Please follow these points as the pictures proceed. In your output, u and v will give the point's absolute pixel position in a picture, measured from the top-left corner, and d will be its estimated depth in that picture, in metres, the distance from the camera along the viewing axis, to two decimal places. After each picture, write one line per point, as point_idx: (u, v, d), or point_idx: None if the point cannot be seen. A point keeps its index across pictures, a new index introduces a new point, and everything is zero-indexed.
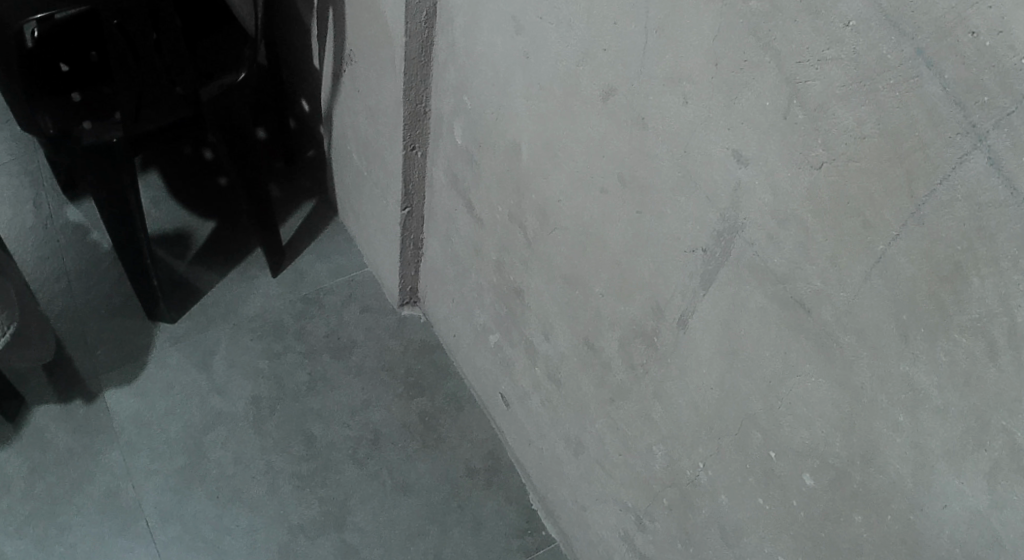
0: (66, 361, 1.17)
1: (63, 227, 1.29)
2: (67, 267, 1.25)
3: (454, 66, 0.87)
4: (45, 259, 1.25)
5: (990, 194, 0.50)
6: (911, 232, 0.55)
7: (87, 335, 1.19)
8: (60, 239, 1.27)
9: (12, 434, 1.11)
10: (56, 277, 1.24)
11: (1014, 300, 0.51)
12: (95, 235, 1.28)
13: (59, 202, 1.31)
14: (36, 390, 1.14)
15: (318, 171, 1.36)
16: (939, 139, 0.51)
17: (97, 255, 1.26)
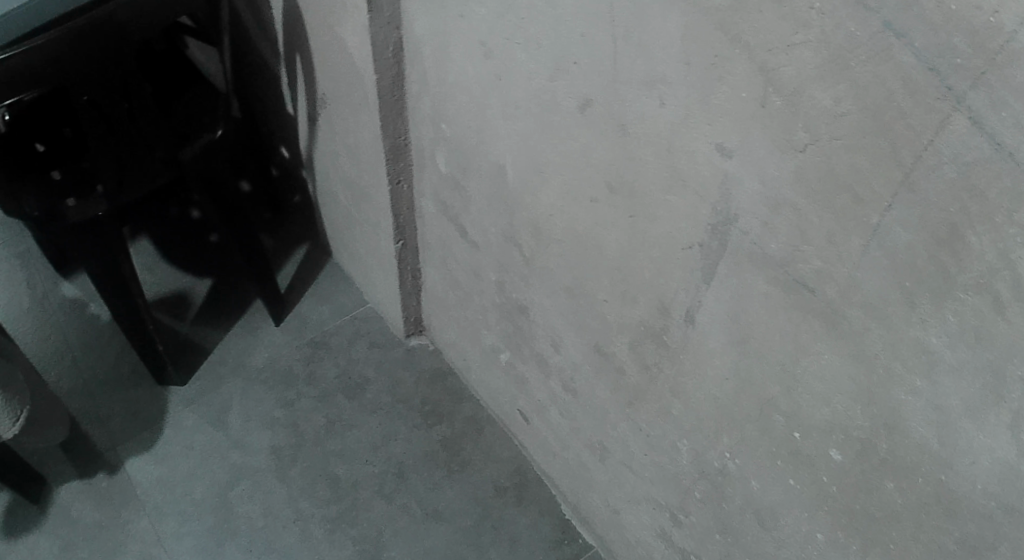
0: (83, 436, 1.17)
1: (61, 303, 1.29)
2: (71, 342, 1.24)
3: (428, 95, 0.87)
4: (47, 338, 1.25)
5: (976, 153, 0.51)
6: (903, 200, 0.56)
7: (100, 408, 1.19)
8: (60, 316, 1.27)
9: (39, 516, 1.11)
10: (61, 354, 1.23)
11: (1013, 253, 0.51)
12: (95, 307, 1.28)
13: (54, 279, 1.31)
14: (57, 469, 1.14)
15: (306, 213, 1.36)
16: (919, 107, 0.52)
17: (99, 327, 1.26)
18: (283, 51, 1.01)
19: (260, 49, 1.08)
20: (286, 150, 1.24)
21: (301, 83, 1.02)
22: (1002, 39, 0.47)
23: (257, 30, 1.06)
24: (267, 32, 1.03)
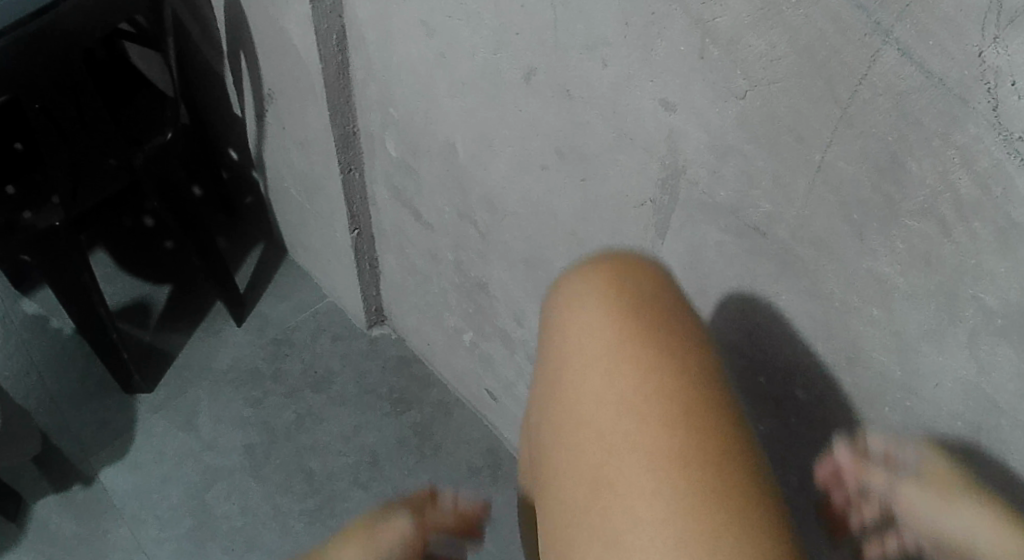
0: (54, 450, 1.14)
1: (23, 319, 1.24)
2: (35, 358, 1.20)
3: (374, 82, 0.87)
4: (11, 356, 1.20)
5: (909, 83, 0.53)
6: (842, 135, 0.58)
7: (69, 421, 1.16)
8: (22, 333, 1.23)
9: (16, 533, 1.08)
10: (26, 370, 1.19)
11: (953, 174, 0.54)
12: (57, 321, 1.24)
13: (13, 297, 1.27)
14: (31, 484, 1.11)
15: (261, 215, 1.35)
16: (849, 43, 0.54)
17: (62, 340, 1.22)
18: (226, 51, 1.01)
19: (203, 52, 1.07)
20: (236, 153, 1.24)
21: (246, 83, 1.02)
22: None
23: (199, 33, 1.06)
24: (209, 32, 1.02)
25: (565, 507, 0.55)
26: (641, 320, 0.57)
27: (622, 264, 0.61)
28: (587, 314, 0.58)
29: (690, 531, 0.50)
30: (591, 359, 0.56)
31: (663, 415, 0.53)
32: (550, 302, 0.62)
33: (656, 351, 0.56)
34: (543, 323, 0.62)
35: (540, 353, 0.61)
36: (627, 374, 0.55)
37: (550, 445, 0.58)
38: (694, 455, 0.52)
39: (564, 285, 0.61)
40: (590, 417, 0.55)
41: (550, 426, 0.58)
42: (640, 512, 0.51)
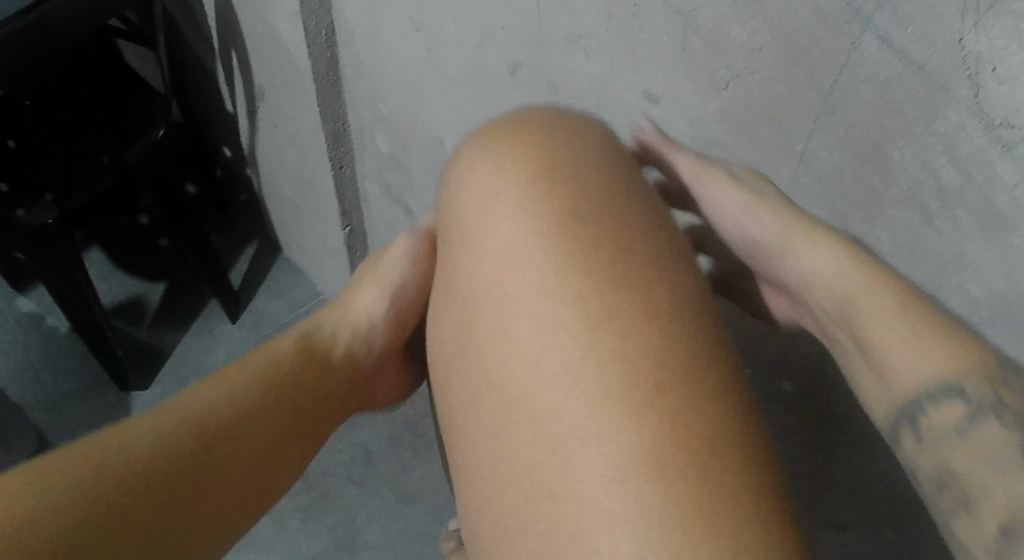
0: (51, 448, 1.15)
1: (19, 318, 1.25)
2: (32, 356, 1.21)
3: (363, 78, 0.87)
4: (8, 354, 1.21)
5: (889, 70, 0.53)
6: (825, 124, 0.58)
7: (66, 420, 1.17)
8: (18, 331, 1.23)
9: None
10: (22, 369, 1.20)
11: (935, 162, 0.54)
12: (53, 319, 1.25)
13: (8, 295, 1.27)
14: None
15: (255, 213, 1.36)
16: (829, 32, 0.54)
17: (57, 339, 1.23)
18: (217, 48, 1.02)
19: (195, 49, 1.08)
20: (229, 150, 1.24)
21: (237, 81, 1.02)
22: None
23: (192, 31, 1.06)
24: (200, 29, 1.03)
25: (491, 437, 0.49)
26: (581, 215, 0.50)
27: (551, 145, 0.54)
28: (516, 213, 0.51)
29: (650, 466, 0.45)
30: (524, 267, 0.50)
31: (612, 331, 0.47)
32: (469, 196, 0.54)
33: (599, 249, 0.50)
34: (461, 220, 0.54)
35: (461, 255, 0.54)
36: (568, 284, 0.49)
37: (471, 365, 0.51)
38: (647, 376, 0.47)
39: (485, 175, 0.54)
40: (526, 337, 0.48)
41: (472, 340, 0.51)
42: (590, 447, 0.45)
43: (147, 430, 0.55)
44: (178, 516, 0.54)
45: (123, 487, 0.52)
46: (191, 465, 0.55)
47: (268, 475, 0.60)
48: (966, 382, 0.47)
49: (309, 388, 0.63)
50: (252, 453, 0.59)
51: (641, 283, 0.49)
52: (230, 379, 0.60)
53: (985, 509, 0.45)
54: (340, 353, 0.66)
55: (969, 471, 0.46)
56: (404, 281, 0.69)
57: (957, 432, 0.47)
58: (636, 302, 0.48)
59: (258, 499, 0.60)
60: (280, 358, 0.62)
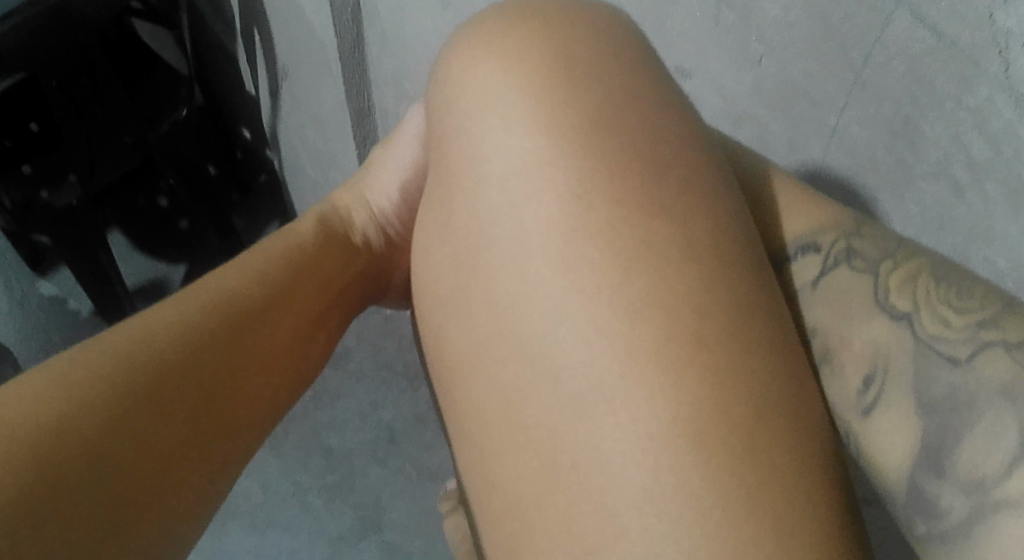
0: None
1: (40, 302, 1.22)
2: (53, 338, 1.19)
3: (389, 57, 0.83)
4: (30, 338, 1.19)
5: (921, 45, 0.55)
6: (857, 98, 0.59)
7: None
8: (39, 316, 1.21)
9: None
10: (45, 353, 1.17)
11: (965, 136, 0.55)
12: (75, 301, 1.22)
13: (30, 277, 1.24)
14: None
15: (279, 193, 1.21)
16: (862, 7, 0.56)
17: (79, 323, 1.21)
18: (237, 29, 0.99)
19: (216, 31, 1.06)
20: (247, 133, 1.19)
21: (260, 60, 0.99)
22: None
23: (211, 11, 1.05)
24: (222, 11, 1.01)
25: (500, 387, 0.45)
26: (607, 134, 0.45)
27: (567, 47, 0.47)
28: (533, 134, 0.45)
29: (680, 422, 0.41)
30: (544, 196, 0.44)
31: (640, 272, 0.43)
32: (470, 109, 0.48)
33: (626, 175, 0.44)
34: (462, 138, 0.48)
35: (461, 179, 0.48)
36: (593, 218, 0.44)
37: (477, 306, 0.46)
38: (681, 322, 0.42)
39: (488, 87, 0.47)
40: (545, 277, 0.44)
41: (478, 279, 0.46)
42: (619, 402, 0.42)
43: (144, 333, 0.48)
44: (192, 419, 0.47)
45: (125, 395, 0.46)
46: (195, 366, 0.48)
47: (277, 371, 0.52)
48: (820, 237, 0.48)
49: (317, 280, 0.54)
50: (259, 345, 0.51)
51: (672, 212, 0.44)
52: (226, 279, 0.52)
53: (845, 362, 0.45)
54: (340, 245, 0.56)
55: (825, 324, 0.46)
56: (415, 170, 0.58)
57: (812, 287, 0.48)
58: (666, 236, 0.43)
59: (269, 401, 0.52)
60: (271, 254, 0.53)
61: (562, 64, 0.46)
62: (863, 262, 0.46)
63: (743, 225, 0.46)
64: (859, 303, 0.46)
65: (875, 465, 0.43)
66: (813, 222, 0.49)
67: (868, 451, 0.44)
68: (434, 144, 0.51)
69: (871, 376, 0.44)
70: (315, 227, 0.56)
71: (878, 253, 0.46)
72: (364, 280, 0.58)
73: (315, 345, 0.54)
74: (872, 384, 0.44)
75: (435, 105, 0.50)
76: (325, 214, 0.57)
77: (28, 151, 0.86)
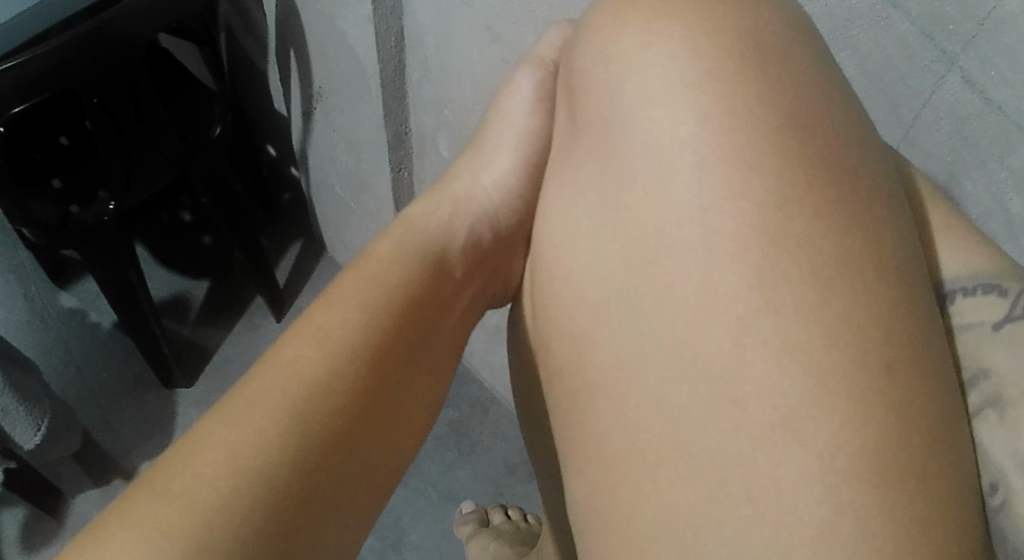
0: (95, 447, 1.13)
1: (60, 314, 1.21)
2: (74, 353, 1.18)
3: (430, 82, 0.83)
4: (50, 350, 1.17)
5: (971, 107, 0.57)
6: (903, 152, 0.63)
7: (105, 417, 1.15)
8: (59, 327, 1.20)
9: (60, 530, 1.07)
10: (65, 365, 1.17)
11: (1005, 195, 0.59)
12: (95, 315, 1.21)
13: (50, 289, 1.23)
14: (70, 480, 1.10)
15: (301, 211, 1.24)
16: (914, 69, 0.58)
17: (101, 336, 1.20)
18: (274, 53, 1.00)
19: (248, 52, 1.07)
20: (271, 150, 1.20)
21: (295, 81, 0.99)
22: (987, 7, 0.53)
23: (243, 30, 1.05)
24: (256, 31, 1.02)
25: (649, 401, 0.42)
26: (794, 139, 0.43)
27: (746, 42, 0.45)
28: (718, 133, 0.43)
29: (864, 456, 0.38)
30: (736, 200, 0.42)
31: (836, 288, 0.40)
32: (649, 92, 0.45)
33: (815, 182, 0.42)
34: (625, 132, 0.45)
35: (621, 174, 0.45)
36: (785, 228, 0.41)
37: (643, 312, 0.43)
38: (874, 343, 0.40)
39: (677, 75, 0.45)
40: (732, 287, 0.41)
41: (644, 284, 0.43)
42: (807, 429, 0.39)
43: (244, 436, 0.41)
44: (334, 508, 0.42)
45: (259, 511, 0.39)
46: (317, 449, 0.41)
47: (402, 421, 0.46)
48: (1005, 283, 0.46)
49: (413, 317, 0.48)
50: (377, 402, 0.44)
51: (861, 225, 0.42)
52: (310, 345, 0.44)
53: (1023, 421, 0.42)
54: (425, 269, 0.50)
55: (994, 364, 0.44)
56: (536, 138, 0.56)
57: (993, 330, 0.45)
58: (856, 250, 0.41)
59: (399, 453, 0.46)
60: (352, 306, 0.46)
61: (749, 54, 0.44)
62: None
63: (910, 242, 0.44)
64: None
65: None
66: (991, 263, 0.47)
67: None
68: (591, 126, 0.48)
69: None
70: (386, 260, 0.49)
71: None
72: (469, 292, 0.52)
73: (428, 381, 0.48)
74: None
75: (590, 79, 0.48)
76: (410, 229, 0.52)
77: (57, 165, 0.87)
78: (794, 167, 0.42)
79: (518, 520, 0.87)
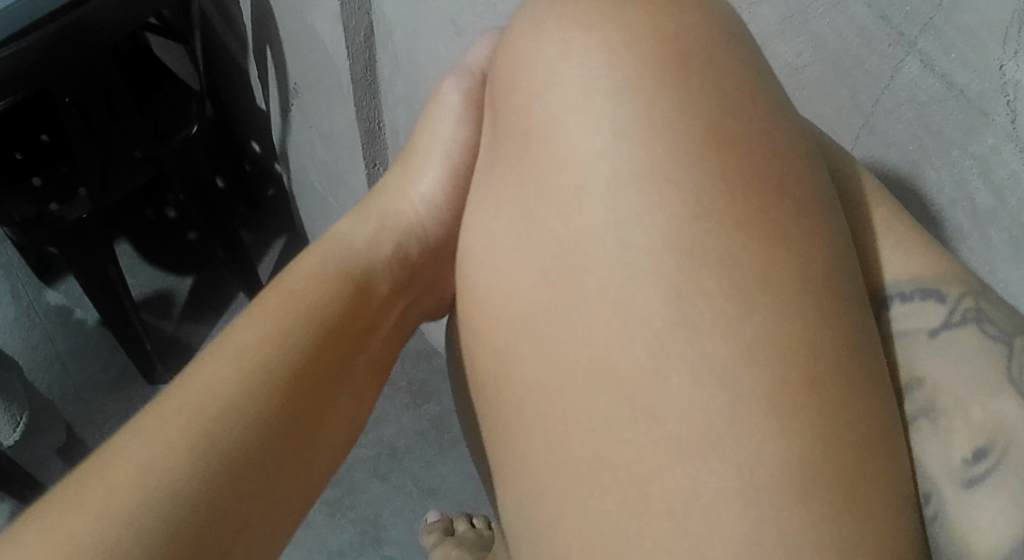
0: (79, 443, 1.14)
1: (46, 311, 1.24)
2: (59, 348, 1.21)
3: (400, 78, 0.83)
4: (36, 346, 1.20)
5: (931, 91, 0.53)
6: (865, 141, 0.58)
7: (92, 412, 1.17)
8: (45, 324, 1.23)
9: None
10: (51, 361, 1.19)
11: (970, 184, 0.55)
12: (81, 312, 1.24)
13: (37, 287, 1.26)
14: (54, 475, 1.12)
15: (285, 207, 1.24)
16: (874, 54, 0.54)
17: (86, 333, 1.22)
18: (251, 46, 1.01)
19: (229, 48, 1.08)
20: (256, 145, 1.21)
21: (271, 78, 1.00)
22: None
23: (224, 26, 1.06)
24: (234, 26, 1.02)
25: (572, 418, 0.41)
26: (724, 150, 0.41)
27: (677, 43, 0.43)
28: (646, 147, 0.41)
29: (782, 469, 0.38)
30: (656, 212, 0.41)
31: (760, 307, 0.39)
32: (572, 100, 0.43)
33: (731, 192, 0.40)
34: (551, 141, 0.43)
35: (548, 182, 0.43)
36: (713, 248, 0.40)
37: (566, 326, 0.41)
38: (789, 363, 0.39)
39: (599, 85, 0.43)
40: (651, 305, 0.40)
41: (567, 306, 0.41)
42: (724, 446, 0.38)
43: (152, 454, 0.41)
44: (245, 533, 0.42)
45: (167, 527, 0.39)
46: (233, 468, 0.42)
47: (326, 438, 0.47)
48: (945, 286, 0.45)
49: (341, 336, 0.49)
50: (300, 420, 0.45)
51: (788, 237, 0.40)
52: (226, 364, 0.45)
53: (956, 428, 0.41)
54: (352, 291, 0.50)
55: (936, 375, 0.43)
56: (465, 140, 0.56)
57: (930, 338, 0.44)
58: (778, 268, 0.40)
59: (322, 470, 0.47)
60: (269, 332, 0.47)
61: (681, 61, 0.43)
62: (998, 330, 0.43)
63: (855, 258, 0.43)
64: (985, 365, 0.42)
65: (965, 544, 0.40)
66: (933, 268, 0.45)
67: (958, 528, 0.40)
68: (511, 136, 0.46)
69: (985, 449, 0.40)
70: (312, 275, 0.50)
71: (1014, 327, 0.43)
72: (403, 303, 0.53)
73: (354, 400, 0.49)
74: (982, 459, 0.40)
75: (514, 84, 0.46)
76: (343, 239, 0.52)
77: (38, 164, 0.92)
78: (722, 177, 0.41)
79: (480, 527, 0.85)
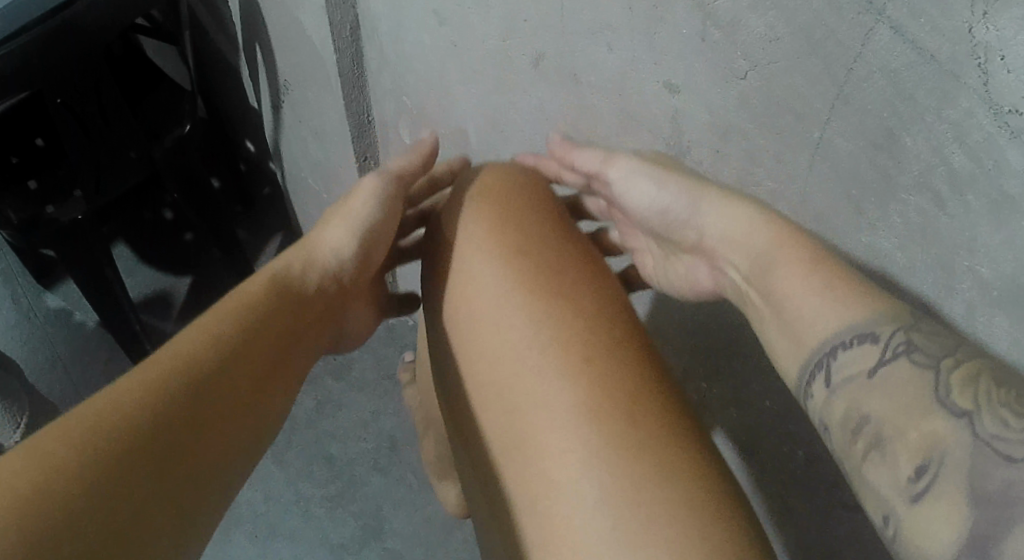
0: None
1: (46, 314, 1.26)
2: (59, 350, 1.22)
3: (387, 70, 0.86)
4: (37, 349, 1.22)
5: (903, 59, 0.50)
6: (840, 112, 0.55)
7: None
8: (47, 327, 1.25)
9: None
10: (51, 363, 1.21)
11: (947, 149, 0.51)
12: (80, 313, 1.26)
13: (37, 291, 1.28)
14: None
15: (280, 202, 1.26)
16: (845, 23, 0.52)
17: (86, 334, 1.24)
18: (241, 45, 1.02)
19: (221, 50, 1.10)
20: (251, 144, 1.23)
21: (262, 74, 1.02)
22: None
23: (215, 27, 1.07)
24: (224, 26, 1.04)
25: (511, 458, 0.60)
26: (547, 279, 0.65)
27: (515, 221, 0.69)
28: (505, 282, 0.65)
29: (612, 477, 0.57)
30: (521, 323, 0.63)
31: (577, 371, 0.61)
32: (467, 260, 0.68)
33: None
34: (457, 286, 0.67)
35: (465, 313, 0.66)
36: (552, 343, 0.62)
37: (499, 409, 0.62)
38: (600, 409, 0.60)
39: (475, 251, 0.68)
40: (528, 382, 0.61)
41: (491, 390, 0.63)
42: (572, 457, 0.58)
43: (151, 379, 0.57)
44: (179, 460, 0.55)
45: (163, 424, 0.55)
46: (209, 397, 0.58)
47: (274, 392, 0.63)
48: (880, 327, 0.52)
49: (286, 321, 0.66)
50: (255, 373, 0.62)
51: (593, 331, 0.63)
52: (202, 332, 0.61)
53: (897, 453, 0.49)
54: (273, 303, 0.66)
55: (882, 413, 0.51)
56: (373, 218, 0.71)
57: (869, 377, 0.52)
58: (593, 353, 0.62)
59: (270, 416, 0.63)
60: (235, 313, 0.63)
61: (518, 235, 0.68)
62: (925, 358, 0.50)
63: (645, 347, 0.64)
64: (911, 398, 0.50)
65: (917, 546, 0.48)
66: (863, 314, 0.54)
67: (911, 534, 0.48)
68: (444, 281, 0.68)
69: (923, 466, 0.48)
70: (268, 283, 0.67)
71: (941, 352, 0.50)
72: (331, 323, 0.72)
73: (291, 372, 0.66)
74: (922, 475, 0.48)
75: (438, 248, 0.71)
76: (276, 274, 0.68)
77: (34, 168, 0.94)
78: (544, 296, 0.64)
79: None
